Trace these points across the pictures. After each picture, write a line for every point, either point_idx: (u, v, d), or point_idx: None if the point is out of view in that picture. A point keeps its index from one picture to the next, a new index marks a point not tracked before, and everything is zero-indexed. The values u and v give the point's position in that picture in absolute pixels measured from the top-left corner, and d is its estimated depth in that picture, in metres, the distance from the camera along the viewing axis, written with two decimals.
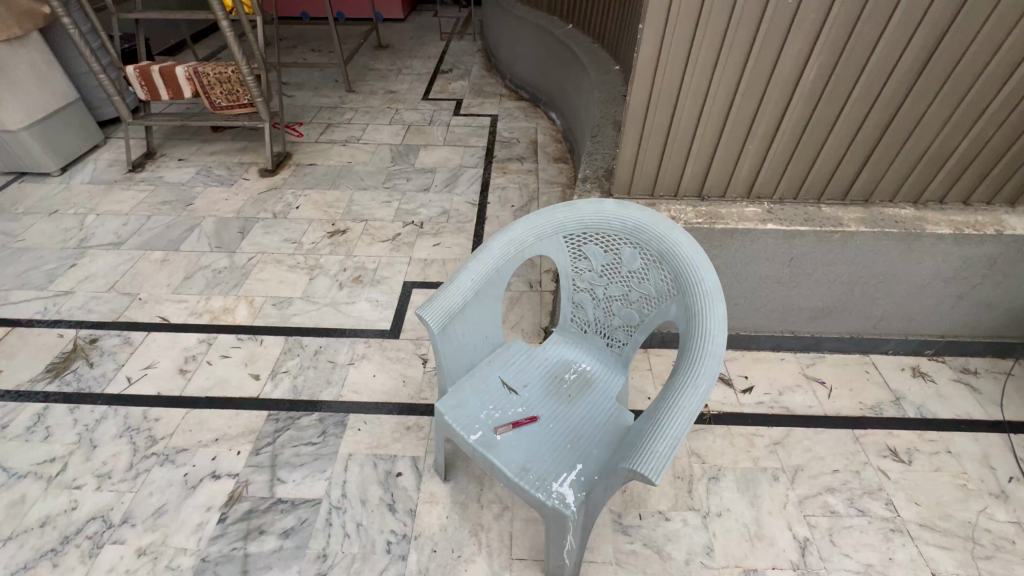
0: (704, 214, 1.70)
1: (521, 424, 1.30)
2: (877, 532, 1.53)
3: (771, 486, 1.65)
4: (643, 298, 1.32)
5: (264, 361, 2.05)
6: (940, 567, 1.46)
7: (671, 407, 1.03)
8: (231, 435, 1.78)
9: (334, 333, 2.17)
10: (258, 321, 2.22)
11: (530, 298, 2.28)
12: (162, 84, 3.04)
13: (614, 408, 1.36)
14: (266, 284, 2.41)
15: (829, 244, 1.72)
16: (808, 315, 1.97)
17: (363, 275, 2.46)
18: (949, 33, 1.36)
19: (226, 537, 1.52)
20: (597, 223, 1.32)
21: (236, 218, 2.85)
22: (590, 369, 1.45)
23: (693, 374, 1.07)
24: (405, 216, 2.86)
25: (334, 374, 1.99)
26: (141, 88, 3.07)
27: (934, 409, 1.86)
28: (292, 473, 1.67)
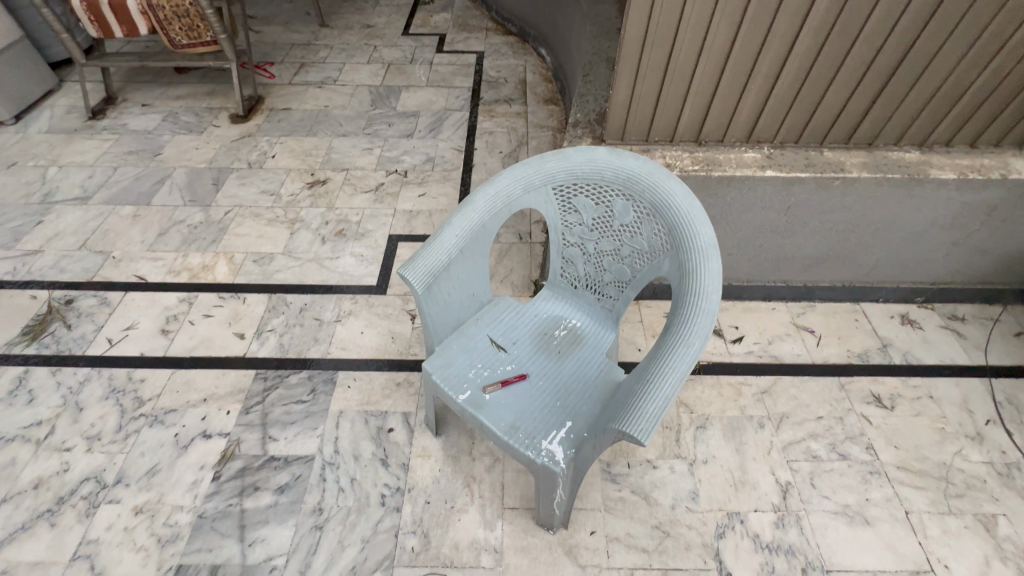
0: (701, 160, 1.61)
1: (510, 382, 1.29)
2: (855, 475, 1.59)
3: (756, 433, 1.68)
4: (635, 253, 1.26)
5: (248, 319, 2.01)
6: (914, 506, 1.52)
7: (661, 367, 1.01)
8: (220, 395, 1.77)
9: (320, 289, 2.11)
10: (240, 278, 2.16)
11: (519, 251, 2.22)
12: (114, 19, 2.77)
13: (605, 364, 1.34)
14: (245, 239, 2.32)
15: (829, 191, 1.66)
16: (802, 265, 1.94)
17: (346, 228, 2.37)
18: None
19: (221, 494, 1.54)
20: (587, 173, 1.24)
21: (209, 168, 2.70)
22: (580, 325, 1.42)
23: (684, 334, 1.04)
24: (388, 164, 2.72)
25: (321, 332, 1.96)
26: (90, 24, 2.78)
27: (919, 355, 1.88)
28: (283, 431, 1.68)
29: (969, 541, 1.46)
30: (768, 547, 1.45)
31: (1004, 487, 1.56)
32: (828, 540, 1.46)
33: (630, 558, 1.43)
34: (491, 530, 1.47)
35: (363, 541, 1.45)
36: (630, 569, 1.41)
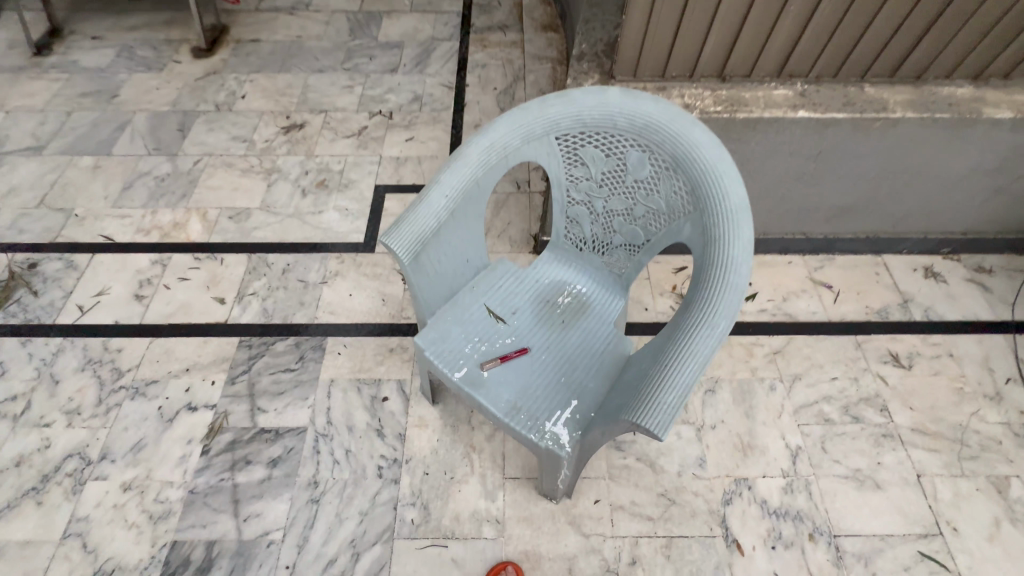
0: (724, 100, 1.41)
1: (509, 358, 1.18)
2: (868, 438, 1.53)
3: (767, 395, 1.61)
4: (650, 212, 1.11)
5: (228, 282, 1.87)
6: (926, 470, 1.48)
7: (681, 349, 0.89)
8: (203, 364, 1.68)
9: (303, 248, 1.96)
10: (216, 236, 1.99)
11: (517, 201, 2.05)
12: None
13: (614, 335, 1.22)
14: (218, 193, 2.13)
15: (865, 134, 1.47)
16: (825, 216, 1.78)
17: (328, 179, 2.17)
18: None
19: (212, 469, 1.49)
20: (597, 120, 1.07)
21: (173, 111, 2.44)
22: (586, 292, 1.28)
23: (708, 311, 0.91)
24: (371, 105, 2.46)
25: (307, 296, 1.83)
26: None
27: (941, 311, 1.78)
28: (272, 401, 1.60)
29: (979, 503, 1.43)
30: (776, 513, 1.42)
31: (1020, 448, 1.51)
32: (837, 505, 1.43)
33: (634, 526, 1.40)
34: (492, 501, 1.43)
35: (361, 514, 1.41)
36: (634, 537, 1.38)
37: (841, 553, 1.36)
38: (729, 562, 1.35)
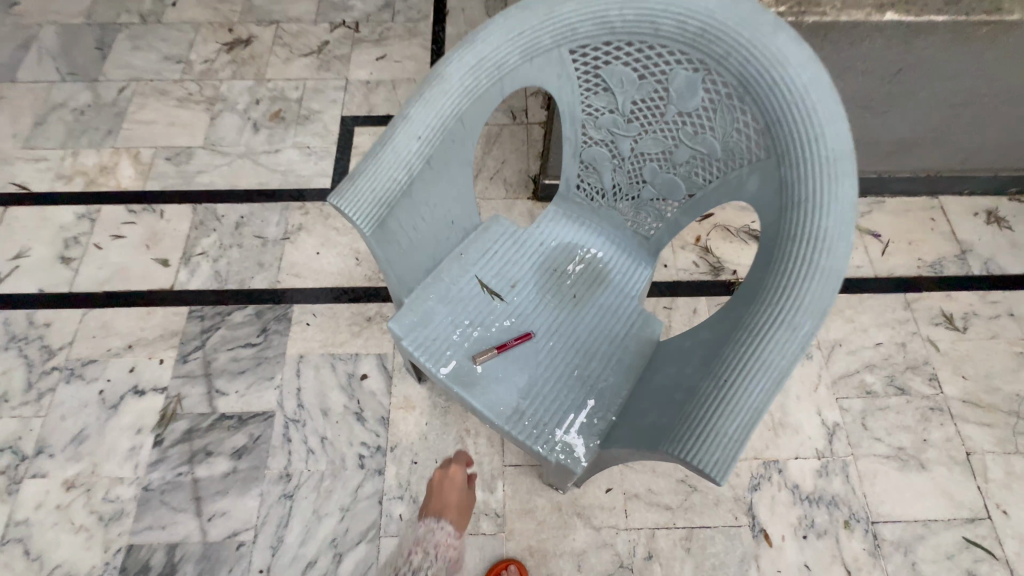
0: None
1: (506, 349, 0.93)
2: (914, 412, 1.36)
3: (802, 366, 1.41)
4: (699, 156, 0.82)
5: (171, 240, 1.57)
6: (977, 447, 1.32)
7: (746, 358, 0.65)
8: (148, 340, 1.43)
9: (259, 197, 1.64)
10: (153, 183, 1.66)
11: (513, 135, 1.71)
12: None
13: (640, 313, 0.97)
14: (152, 128, 1.76)
15: (964, 45, 1.14)
16: (885, 151, 1.48)
17: (284, 110, 1.80)
18: None
19: (168, 462, 1.29)
20: (631, 24, 0.75)
21: (88, 24, 1.98)
22: (603, 258, 1.01)
23: (786, 304, 0.65)
24: (332, 13, 2.01)
25: (266, 255, 1.55)
26: None
27: (1004, 263, 1.54)
28: (232, 383, 1.38)
29: None
30: (808, 499, 1.26)
31: None
32: (876, 488, 1.28)
33: (651, 517, 1.24)
34: (490, 492, 1.26)
35: (342, 510, 1.24)
36: (651, 529, 1.23)
37: (878, 541, 1.23)
38: (756, 554, 1.21)
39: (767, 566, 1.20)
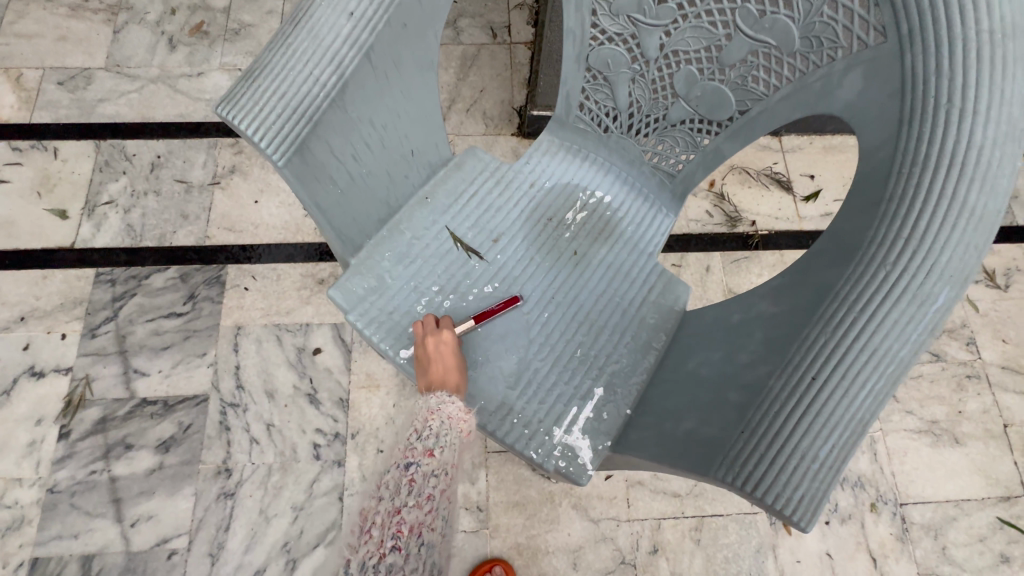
0: None
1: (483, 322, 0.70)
2: (949, 381, 1.20)
3: None
4: (762, 51, 0.57)
5: (69, 186, 1.27)
6: (1014, 418, 1.18)
7: (841, 344, 0.44)
8: (45, 310, 1.16)
9: (179, 131, 1.33)
10: (42, 114, 1.33)
11: (493, 57, 1.41)
12: None
13: (659, 275, 0.75)
14: (37, 43, 1.40)
15: None
16: None
17: (208, 22, 1.45)
18: None
19: (77, 458, 1.06)
20: None
21: None
22: (612, 203, 0.78)
23: (908, 265, 0.44)
24: None
25: (191, 205, 1.26)
26: None
27: None
28: (155, 361, 1.13)
29: None
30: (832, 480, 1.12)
31: None
32: (906, 467, 1.14)
33: (657, 506, 1.08)
34: (472, 483, 1.08)
35: (295, 509, 1.05)
36: (657, 520, 1.07)
37: (907, 525, 1.10)
38: (773, 544, 1.07)
39: (786, 556, 1.06)
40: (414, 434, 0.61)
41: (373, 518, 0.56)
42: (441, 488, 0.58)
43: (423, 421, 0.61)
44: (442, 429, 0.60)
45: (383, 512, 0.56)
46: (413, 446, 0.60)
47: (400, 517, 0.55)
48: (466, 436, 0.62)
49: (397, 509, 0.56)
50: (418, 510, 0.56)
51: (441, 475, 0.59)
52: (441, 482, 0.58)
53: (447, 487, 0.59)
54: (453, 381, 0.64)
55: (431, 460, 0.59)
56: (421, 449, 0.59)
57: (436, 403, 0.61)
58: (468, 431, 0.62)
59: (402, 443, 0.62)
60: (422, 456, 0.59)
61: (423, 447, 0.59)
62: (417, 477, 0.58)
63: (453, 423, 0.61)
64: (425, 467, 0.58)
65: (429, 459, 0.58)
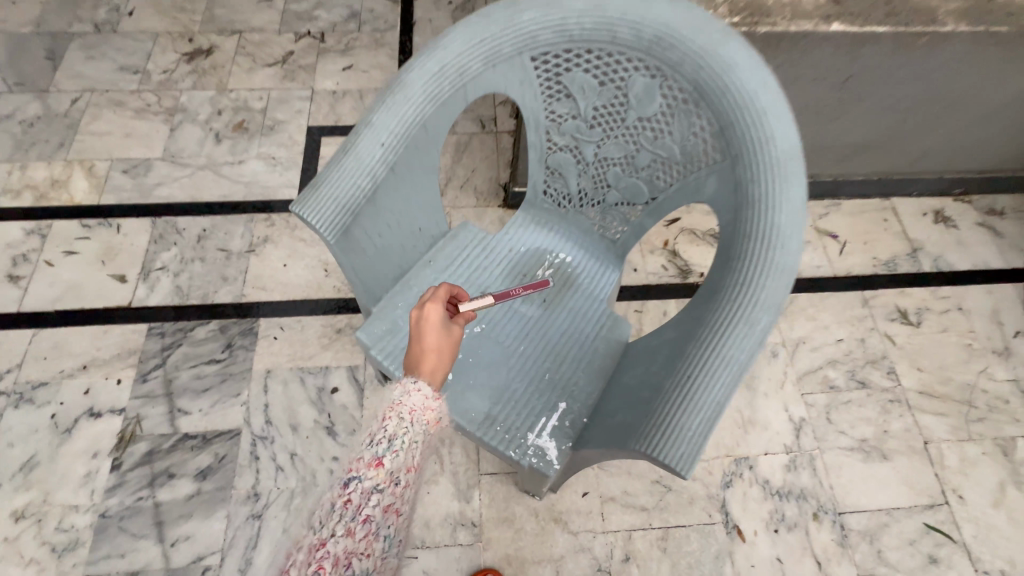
0: (743, 9, 1.08)
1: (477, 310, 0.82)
2: (874, 405, 1.41)
3: (769, 364, 1.44)
4: (659, 160, 0.84)
5: (129, 255, 1.52)
6: (932, 435, 1.38)
7: (706, 352, 0.67)
8: (104, 360, 1.37)
9: (221, 209, 1.60)
10: (109, 197, 1.60)
11: (482, 144, 1.72)
12: None
13: (608, 316, 0.98)
14: (107, 140, 1.70)
15: (907, 53, 1.18)
16: (840, 156, 1.53)
17: (248, 120, 1.76)
18: None
19: (126, 487, 1.23)
20: (590, 31, 0.76)
21: (37, 34, 1.91)
22: (571, 261, 1.02)
23: (744, 300, 0.67)
24: (297, 23, 1.99)
25: (230, 268, 1.51)
26: None
27: (951, 261, 1.62)
28: (196, 401, 1.33)
29: (985, 467, 1.35)
30: (779, 493, 1.29)
31: None
32: (842, 480, 1.32)
33: (627, 519, 1.25)
34: (467, 502, 1.25)
35: None
36: (628, 531, 1.24)
37: (846, 531, 1.26)
38: (730, 551, 1.23)
39: (741, 562, 1.22)
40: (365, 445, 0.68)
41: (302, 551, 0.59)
42: (382, 505, 0.63)
43: (378, 427, 0.68)
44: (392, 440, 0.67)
45: (311, 543, 0.59)
46: (359, 459, 0.66)
47: (326, 550, 0.58)
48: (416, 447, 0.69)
49: (324, 541, 0.59)
50: (349, 538, 0.60)
51: (385, 489, 0.64)
52: (382, 499, 0.63)
53: (390, 503, 0.64)
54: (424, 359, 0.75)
55: (376, 474, 0.65)
56: (367, 463, 0.65)
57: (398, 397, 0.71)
58: (426, 428, 0.70)
59: (352, 457, 0.68)
60: (367, 470, 0.64)
61: (371, 461, 0.65)
62: (357, 498, 0.62)
63: (409, 426, 0.69)
64: (368, 483, 0.64)
65: (374, 473, 0.64)
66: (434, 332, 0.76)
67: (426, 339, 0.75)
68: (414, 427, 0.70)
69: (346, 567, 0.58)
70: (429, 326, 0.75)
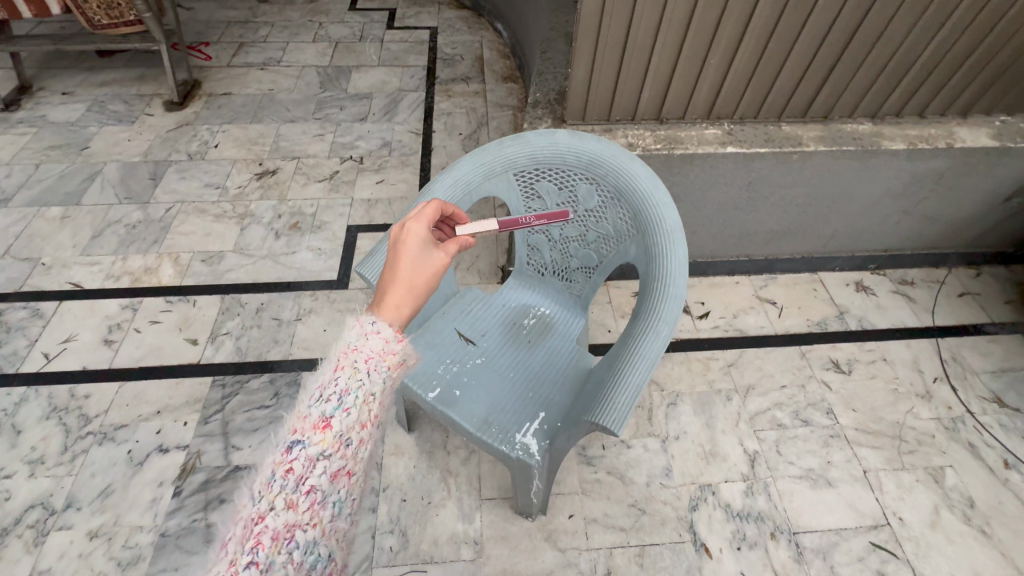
0: (663, 139, 1.57)
1: (461, 245, 0.84)
2: (817, 439, 1.65)
3: (725, 406, 1.72)
4: (602, 237, 1.25)
5: (201, 324, 1.89)
6: (871, 465, 1.60)
7: (632, 353, 1.00)
8: (175, 406, 1.67)
9: (276, 287, 2.01)
10: (189, 280, 2.02)
11: (485, 236, 2.17)
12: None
13: (577, 350, 1.32)
14: (191, 238, 2.17)
15: (787, 165, 1.65)
16: (764, 239, 1.95)
17: (301, 222, 2.24)
18: None
19: (184, 510, 1.47)
20: (549, 158, 1.20)
21: (145, 161, 2.49)
22: (549, 312, 1.39)
23: (654, 318, 1.03)
24: (342, 151, 2.58)
25: (281, 333, 1.87)
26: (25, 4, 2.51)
27: (874, 320, 1.95)
28: (247, 439, 1.60)
29: (920, 493, 1.55)
30: (739, 516, 1.50)
31: (951, 440, 1.66)
32: (794, 504, 1.52)
33: (609, 538, 1.45)
34: (470, 523, 1.47)
35: None
36: (609, 548, 1.43)
37: (800, 549, 1.44)
38: (699, 566, 1.41)
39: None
40: (313, 404, 0.69)
41: (243, 521, 0.64)
42: (327, 471, 0.66)
43: (328, 385, 0.69)
44: (338, 408, 0.68)
45: (251, 516, 0.63)
46: (306, 421, 0.67)
47: (264, 525, 0.62)
48: (368, 404, 0.71)
49: (264, 516, 0.63)
50: (291, 511, 0.64)
51: (331, 454, 0.67)
52: (327, 467, 0.66)
53: (337, 468, 0.67)
54: (390, 292, 0.76)
55: (320, 440, 0.66)
56: (313, 428, 0.67)
57: (356, 343, 0.72)
58: (378, 380, 0.72)
59: (298, 414, 0.69)
60: (312, 435, 0.66)
61: (316, 426, 0.67)
62: (300, 467, 0.65)
63: (361, 385, 0.70)
64: (312, 451, 0.66)
65: (319, 438, 0.66)
66: (406, 260, 0.77)
67: (396, 267, 0.77)
68: (367, 381, 0.71)
69: (288, 539, 0.63)
70: (402, 256, 0.77)
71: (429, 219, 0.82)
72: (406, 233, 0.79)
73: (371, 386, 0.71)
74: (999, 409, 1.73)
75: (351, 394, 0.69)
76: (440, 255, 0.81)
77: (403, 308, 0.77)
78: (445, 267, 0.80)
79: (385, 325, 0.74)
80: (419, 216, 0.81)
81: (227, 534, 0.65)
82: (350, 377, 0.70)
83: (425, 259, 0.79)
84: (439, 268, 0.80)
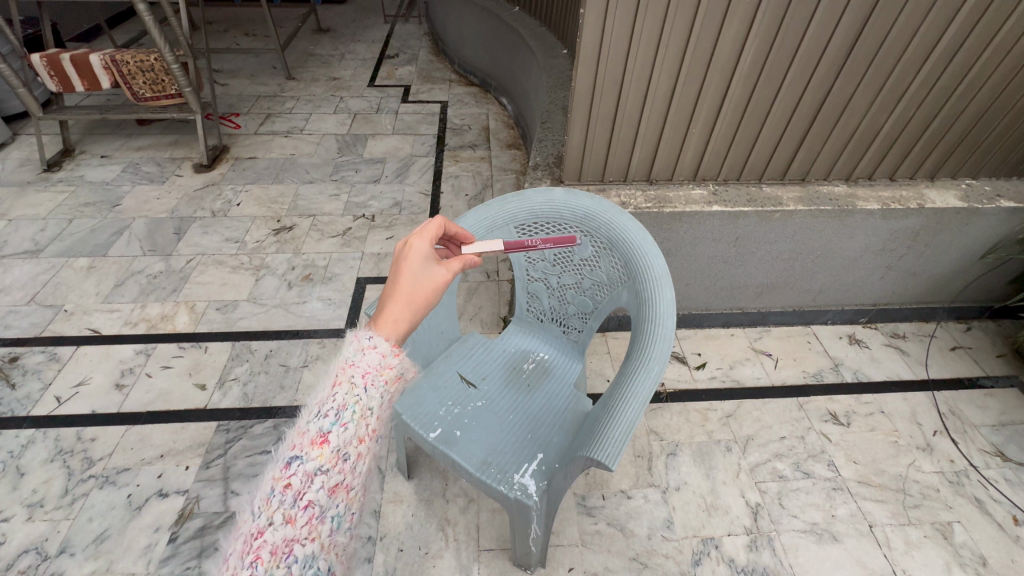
0: (653, 198, 1.70)
1: (468, 262, 0.91)
2: (820, 492, 1.64)
3: (724, 457, 1.72)
4: (596, 284, 1.34)
5: (210, 369, 1.94)
6: (876, 520, 1.58)
7: (625, 391, 1.06)
8: (178, 450, 1.69)
9: (286, 335, 2.08)
10: (202, 327, 2.10)
11: (487, 289, 2.26)
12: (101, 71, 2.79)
13: (574, 394, 1.36)
14: (208, 287, 2.27)
15: (770, 223, 1.76)
16: (754, 292, 2.04)
17: (313, 273, 2.36)
18: (866, 28, 1.41)
19: (178, 557, 1.45)
20: (547, 213, 1.32)
21: (170, 218, 2.65)
22: (547, 357, 1.45)
23: (644, 358, 1.09)
24: (356, 210, 2.74)
25: (287, 379, 1.92)
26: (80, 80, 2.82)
27: (869, 373, 1.98)
28: (246, 484, 1.60)
29: (929, 549, 1.51)
30: (744, 571, 1.46)
31: (957, 495, 1.64)
32: (800, 560, 1.48)
33: None
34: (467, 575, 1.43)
35: None
36: None
37: None
38: None
39: None
40: (312, 419, 0.72)
41: (242, 537, 0.67)
42: (324, 486, 0.69)
43: (326, 402, 0.73)
44: (333, 426, 0.72)
45: (251, 531, 0.66)
46: (305, 437, 0.71)
47: (263, 540, 0.65)
48: (366, 419, 0.75)
49: (264, 531, 0.66)
50: (290, 526, 0.67)
51: (328, 469, 0.70)
52: (324, 483, 0.69)
53: (335, 482, 0.70)
54: (387, 305, 0.83)
55: (318, 456, 0.70)
56: (311, 443, 0.70)
57: (355, 359, 0.77)
58: (374, 396, 0.76)
59: (297, 430, 0.73)
60: (310, 450, 0.70)
61: (314, 441, 0.71)
62: (297, 484, 0.68)
63: (357, 402, 0.74)
64: (310, 467, 0.69)
65: (317, 454, 0.70)
66: (406, 276, 0.84)
67: (396, 282, 0.84)
68: (364, 396, 0.75)
69: (286, 553, 0.66)
70: (403, 269, 0.84)
71: (430, 239, 0.89)
72: (407, 250, 0.86)
73: (367, 401, 0.75)
74: (1002, 462, 1.72)
75: (348, 409, 0.73)
76: (441, 271, 0.87)
77: (400, 322, 0.83)
78: (444, 284, 0.87)
79: (381, 339, 0.79)
80: (422, 235, 0.88)
81: (229, 550, 0.68)
82: (347, 393, 0.74)
83: (425, 276, 0.86)
84: (439, 285, 0.86)
